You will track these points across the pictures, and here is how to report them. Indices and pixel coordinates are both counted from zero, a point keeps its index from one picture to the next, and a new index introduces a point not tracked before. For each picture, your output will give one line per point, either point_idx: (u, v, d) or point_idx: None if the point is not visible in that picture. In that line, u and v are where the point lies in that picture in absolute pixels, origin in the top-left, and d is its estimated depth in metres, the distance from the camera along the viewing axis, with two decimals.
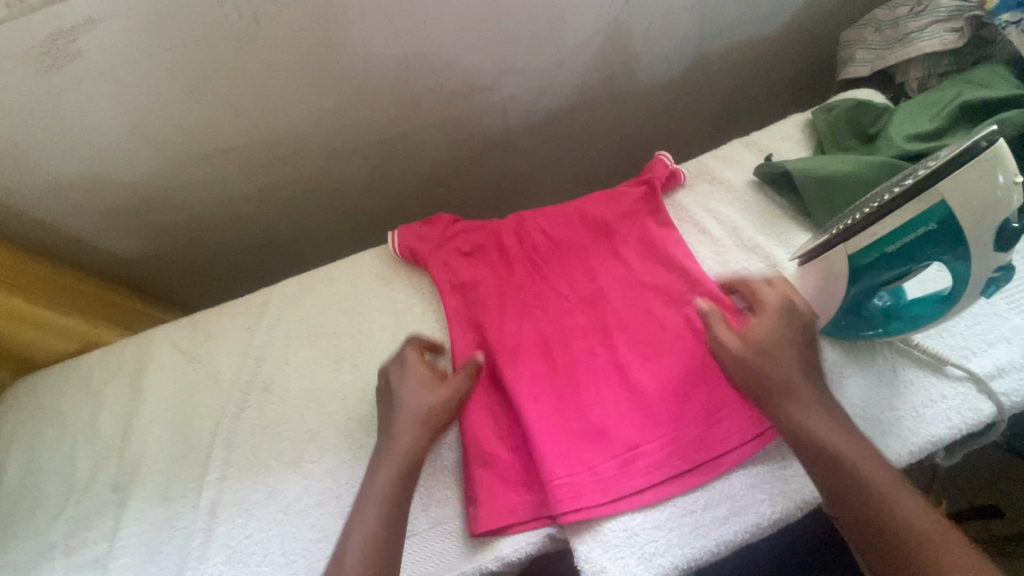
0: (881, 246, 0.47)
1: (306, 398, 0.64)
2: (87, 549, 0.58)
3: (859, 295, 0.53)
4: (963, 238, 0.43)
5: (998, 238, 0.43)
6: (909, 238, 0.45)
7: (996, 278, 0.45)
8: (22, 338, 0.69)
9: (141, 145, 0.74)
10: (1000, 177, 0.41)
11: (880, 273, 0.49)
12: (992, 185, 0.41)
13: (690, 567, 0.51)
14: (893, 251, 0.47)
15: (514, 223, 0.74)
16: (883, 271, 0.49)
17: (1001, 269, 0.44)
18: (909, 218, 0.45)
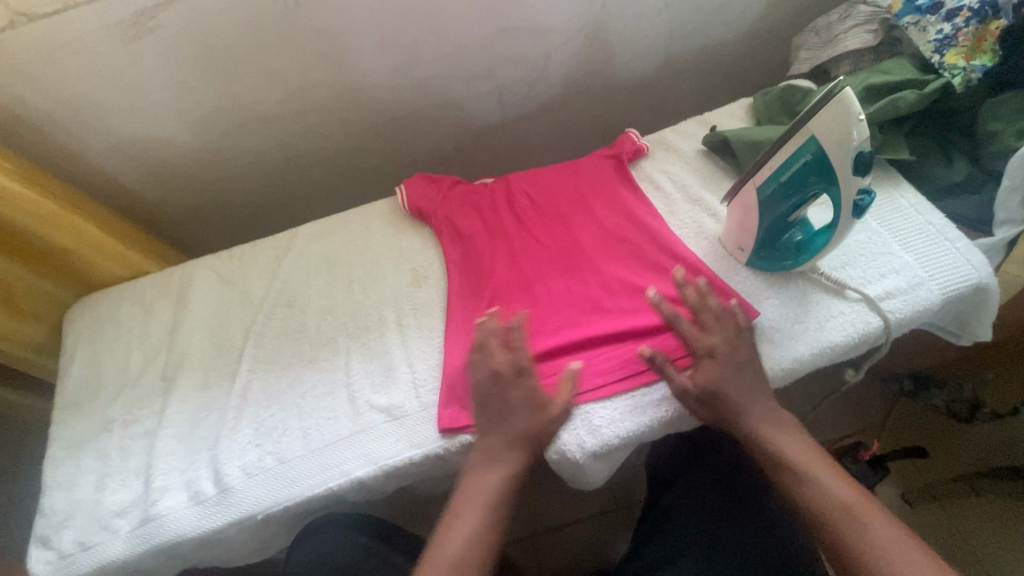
0: (778, 175, 0.62)
1: (322, 312, 0.77)
2: (140, 422, 0.71)
3: (774, 226, 0.68)
4: (831, 165, 0.58)
5: (856, 164, 0.57)
6: (796, 168, 0.60)
7: (863, 198, 0.59)
8: (85, 258, 0.83)
9: (192, 110, 0.89)
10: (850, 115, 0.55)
11: (784, 202, 0.65)
12: (845, 123, 0.55)
13: (628, 439, 0.64)
14: (785, 178, 0.62)
15: (504, 181, 0.87)
16: (785, 201, 0.64)
17: (864, 191, 0.59)
18: (795, 150, 0.60)
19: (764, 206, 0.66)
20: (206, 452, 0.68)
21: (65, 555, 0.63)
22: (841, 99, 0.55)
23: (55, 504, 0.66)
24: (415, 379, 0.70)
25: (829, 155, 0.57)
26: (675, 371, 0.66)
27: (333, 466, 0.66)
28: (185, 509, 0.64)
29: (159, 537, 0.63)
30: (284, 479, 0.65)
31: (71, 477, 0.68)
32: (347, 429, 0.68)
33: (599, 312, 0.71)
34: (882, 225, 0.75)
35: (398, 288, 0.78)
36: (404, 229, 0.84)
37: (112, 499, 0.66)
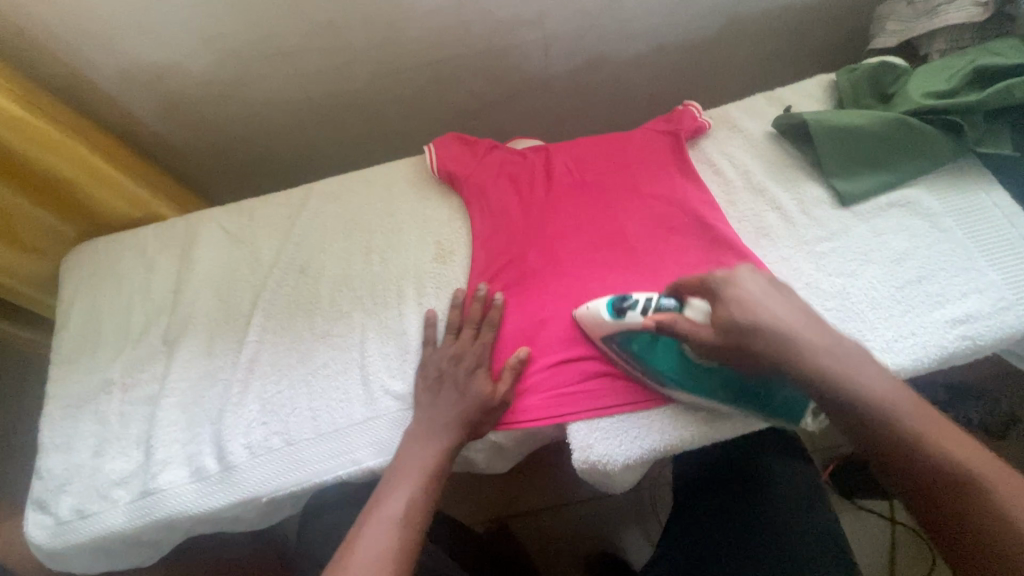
0: (642, 353, 0.59)
1: (337, 282, 0.71)
2: (141, 387, 0.67)
3: (683, 380, 0.58)
4: (633, 329, 0.58)
5: (620, 314, 0.58)
6: (659, 378, 0.58)
7: (663, 304, 0.57)
8: (86, 192, 0.78)
9: (207, 38, 0.81)
10: (615, 314, 0.58)
11: (699, 375, 0.58)
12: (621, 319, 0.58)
13: (665, 452, 0.59)
14: (638, 350, 0.59)
15: (543, 152, 0.78)
16: (663, 357, 0.58)
17: (648, 297, 0.58)
18: (646, 364, 0.59)
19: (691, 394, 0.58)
20: (210, 425, 0.64)
21: (62, 522, 0.60)
22: (591, 324, 0.61)
23: (52, 467, 0.63)
24: (398, 374, 0.65)
25: (620, 324, 0.58)
26: None
27: (341, 452, 0.61)
28: (186, 485, 0.61)
29: (160, 511, 0.60)
30: (292, 462, 0.61)
31: (69, 439, 0.65)
32: (360, 414, 0.63)
33: None
34: (968, 236, 0.67)
35: (422, 264, 0.72)
36: (431, 197, 0.77)
37: (111, 467, 0.62)
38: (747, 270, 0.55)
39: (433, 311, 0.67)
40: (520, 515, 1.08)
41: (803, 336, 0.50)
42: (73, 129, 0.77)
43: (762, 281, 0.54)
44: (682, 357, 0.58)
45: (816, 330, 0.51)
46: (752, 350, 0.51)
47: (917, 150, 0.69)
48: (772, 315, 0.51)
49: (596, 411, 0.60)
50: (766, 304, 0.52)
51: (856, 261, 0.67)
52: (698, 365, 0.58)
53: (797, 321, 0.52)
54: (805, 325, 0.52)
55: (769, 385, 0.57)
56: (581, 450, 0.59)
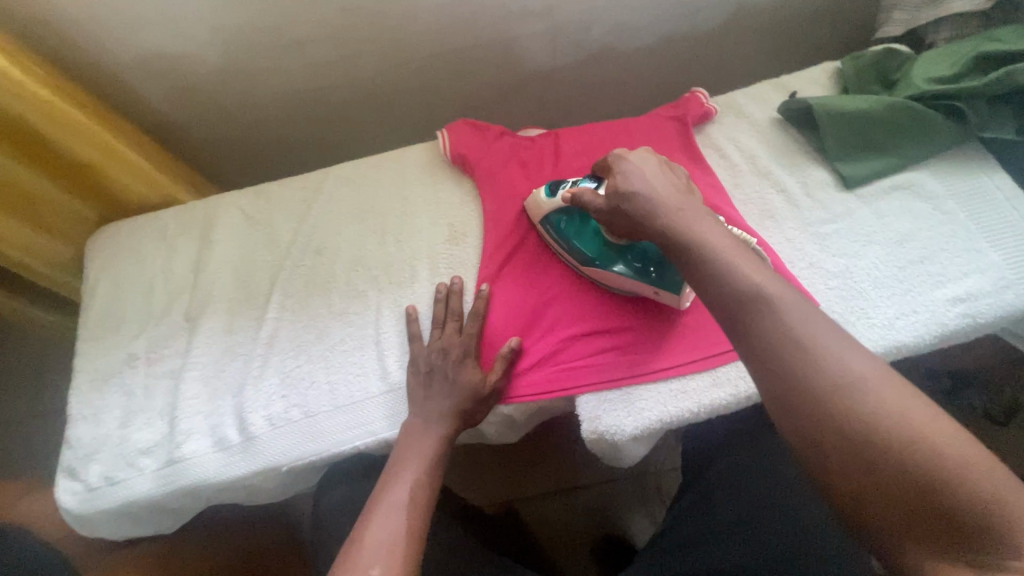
0: (569, 230, 0.66)
1: (352, 263, 0.73)
2: (163, 362, 0.70)
3: (600, 256, 0.64)
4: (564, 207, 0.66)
5: (552, 189, 0.67)
6: (574, 245, 0.66)
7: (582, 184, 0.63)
8: (109, 177, 0.81)
9: (224, 27, 0.83)
10: (547, 193, 0.67)
11: (606, 248, 0.64)
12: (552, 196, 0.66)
13: (672, 423, 0.61)
14: (565, 227, 0.66)
15: (552, 137, 0.80)
16: (584, 235, 0.65)
17: (574, 182, 0.65)
18: (569, 239, 0.66)
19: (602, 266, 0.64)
20: (232, 398, 0.67)
21: (90, 488, 0.63)
22: (532, 204, 0.69)
23: (80, 438, 0.66)
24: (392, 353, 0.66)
25: (552, 202, 0.66)
26: (728, 358, 0.62)
27: (359, 424, 0.64)
28: (210, 455, 0.63)
29: (185, 479, 0.62)
30: (310, 433, 0.64)
31: (96, 411, 0.67)
32: (376, 388, 0.65)
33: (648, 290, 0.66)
34: (970, 218, 0.68)
35: (434, 245, 0.74)
36: (443, 181, 0.79)
37: (137, 437, 0.65)
38: (642, 153, 0.60)
39: (414, 307, 0.68)
40: (529, 499, 1.10)
41: (666, 199, 0.54)
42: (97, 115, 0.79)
43: (656, 164, 0.59)
44: (600, 238, 0.64)
45: (681, 200, 0.54)
46: (633, 209, 0.55)
47: (921, 133, 0.70)
48: (687, 213, 0.52)
49: (603, 384, 0.62)
50: (647, 178, 0.56)
51: (859, 243, 0.69)
52: (610, 245, 0.64)
53: (669, 196, 0.55)
54: (681, 194, 0.55)
55: (666, 267, 0.62)
56: (589, 421, 0.62)
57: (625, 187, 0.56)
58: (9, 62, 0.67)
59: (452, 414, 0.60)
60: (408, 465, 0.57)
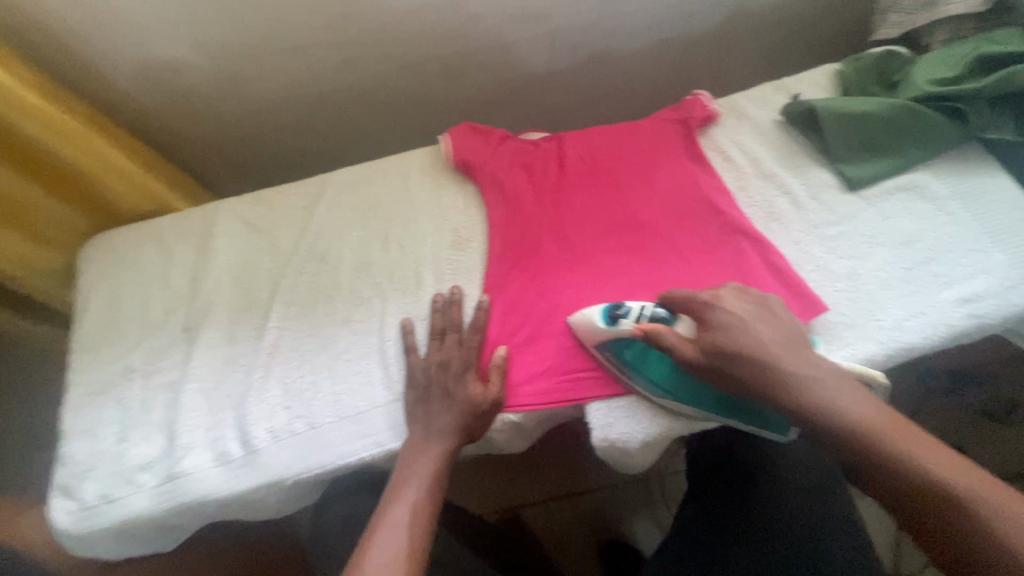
0: (636, 362, 0.60)
1: (355, 270, 0.72)
2: (162, 374, 0.68)
3: (673, 390, 0.59)
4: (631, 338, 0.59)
5: (612, 322, 0.60)
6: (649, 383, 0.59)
7: (658, 316, 0.58)
8: (103, 184, 0.79)
9: (221, 32, 0.82)
10: (610, 321, 0.59)
11: (685, 391, 0.59)
12: (619, 327, 0.59)
13: (682, 428, 0.60)
14: (631, 357, 0.60)
15: (556, 141, 0.79)
16: (657, 369, 0.59)
17: (641, 308, 0.59)
18: (640, 372, 0.60)
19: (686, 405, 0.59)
20: (233, 411, 0.65)
21: (88, 507, 0.61)
22: (587, 334, 0.61)
23: (76, 455, 0.64)
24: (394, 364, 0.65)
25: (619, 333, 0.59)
26: None
27: (365, 435, 0.62)
28: (211, 469, 0.61)
29: (186, 495, 0.60)
30: (315, 446, 0.62)
31: (91, 427, 0.65)
32: (381, 397, 0.63)
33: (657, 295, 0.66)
34: (973, 218, 0.69)
35: (438, 251, 0.73)
36: (446, 186, 0.78)
37: (135, 453, 0.63)
38: (726, 291, 0.58)
39: (408, 319, 0.66)
40: (532, 504, 1.09)
41: (779, 361, 0.53)
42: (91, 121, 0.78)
43: (745, 301, 0.57)
44: (676, 373, 0.59)
45: (798, 361, 0.53)
46: (734, 370, 0.54)
47: (924, 134, 0.71)
48: (789, 368, 0.52)
49: (612, 391, 0.61)
50: (746, 328, 0.55)
51: (865, 244, 0.69)
52: (692, 380, 0.59)
53: (774, 347, 0.54)
54: (787, 346, 0.54)
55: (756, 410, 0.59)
56: (600, 429, 0.61)
57: (722, 341, 0.54)
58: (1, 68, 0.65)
59: (461, 427, 0.58)
60: (409, 483, 0.56)
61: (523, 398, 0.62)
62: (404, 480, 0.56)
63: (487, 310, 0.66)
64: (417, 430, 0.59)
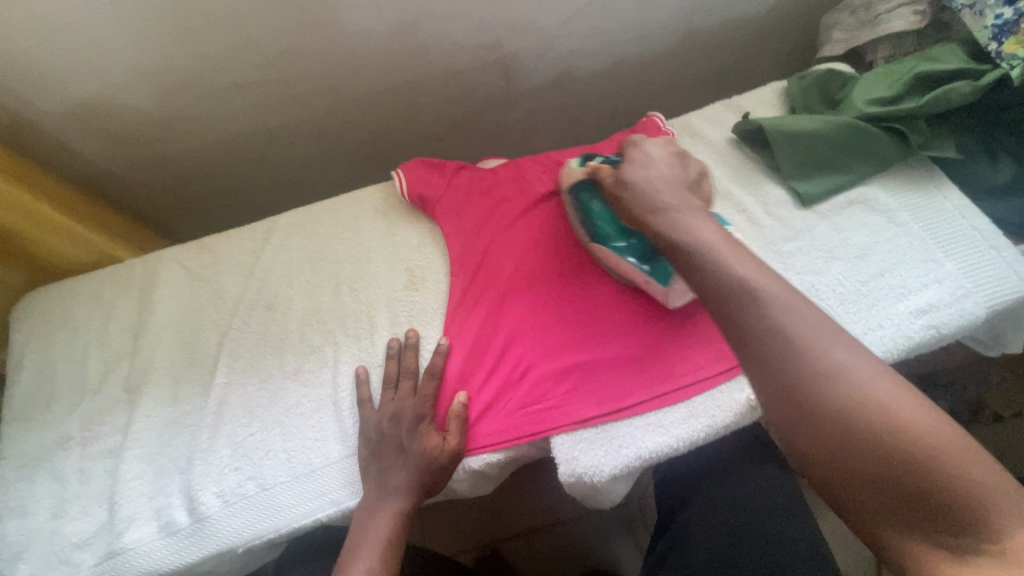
0: (586, 208, 0.67)
1: (306, 316, 0.69)
2: (101, 440, 0.64)
3: (607, 235, 0.65)
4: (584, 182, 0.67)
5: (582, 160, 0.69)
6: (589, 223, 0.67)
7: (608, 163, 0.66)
8: (37, 241, 0.75)
9: (155, 71, 0.79)
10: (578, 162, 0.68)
11: (614, 240, 0.65)
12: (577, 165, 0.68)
13: (650, 459, 0.59)
14: (586, 195, 0.67)
15: (513, 168, 0.78)
16: (598, 213, 0.66)
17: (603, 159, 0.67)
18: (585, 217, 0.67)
19: (602, 249, 0.66)
20: (179, 476, 0.61)
21: None
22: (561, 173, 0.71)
23: (7, 535, 0.59)
24: (351, 414, 0.62)
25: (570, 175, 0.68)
26: (703, 387, 0.61)
27: (319, 494, 0.59)
28: (156, 541, 0.58)
29: (129, 572, 0.57)
30: (266, 509, 0.59)
31: (24, 503, 0.61)
32: (337, 452, 0.61)
33: (621, 325, 0.64)
34: (924, 228, 0.69)
35: (393, 291, 0.70)
36: (399, 221, 0.76)
37: (72, 529, 0.59)
38: (654, 142, 0.63)
39: (363, 368, 0.64)
40: (512, 537, 1.06)
41: (661, 194, 0.56)
42: (21, 177, 0.74)
43: (668, 152, 0.62)
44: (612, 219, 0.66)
45: (677, 197, 0.56)
46: (628, 195, 0.58)
47: (870, 151, 0.71)
48: (678, 202, 0.55)
49: (579, 428, 0.60)
50: (653, 166, 0.60)
51: (822, 258, 0.69)
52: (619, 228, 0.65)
53: (665, 184, 0.58)
54: (678, 188, 0.57)
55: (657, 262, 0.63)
56: (566, 464, 0.59)
57: (637, 171, 0.59)
58: None
59: (415, 482, 0.56)
60: (365, 548, 0.53)
61: (487, 442, 0.60)
62: (360, 544, 0.53)
63: (447, 353, 0.64)
64: (372, 489, 0.57)
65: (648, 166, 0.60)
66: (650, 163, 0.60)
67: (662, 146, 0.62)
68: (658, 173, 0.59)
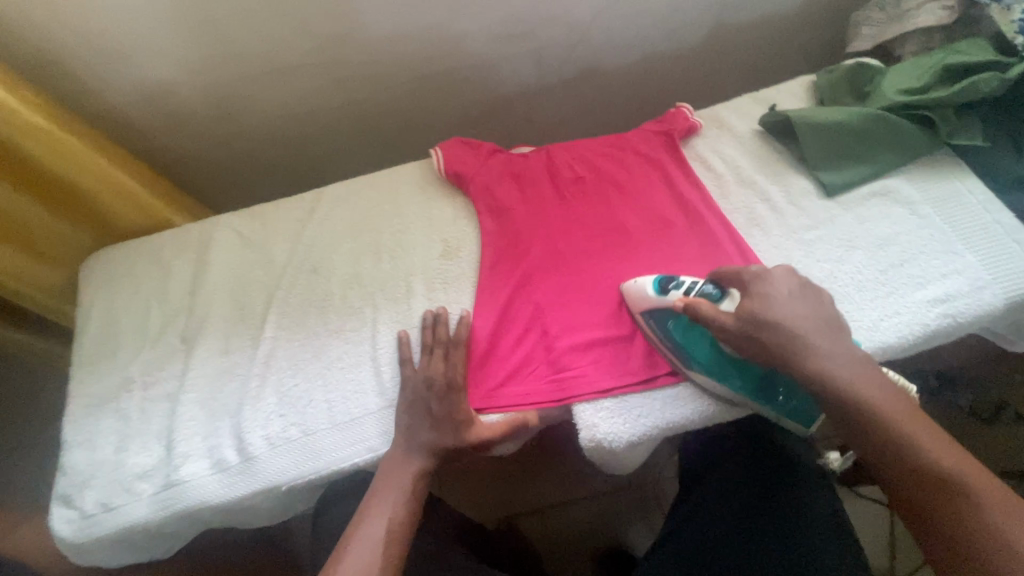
0: (678, 334, 0.62)
1: (348, 281, 0.74)
2: (160, 384, 0.69)
3: (712, 373, 0.61)
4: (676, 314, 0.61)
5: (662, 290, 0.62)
6: (688, 358, 0.61)
7: (704, 292, 0.59)
8: (102, 203, 0.82)
9: (215, 53, 0.85)
10: (665, 295, 0.61)
11: (724, 379, 0.61)
12: (668, 300, 0.61)
13: (666, 429, 0.62)
14: (673, 330, 0.62)
15: (545, 152, 0.82)
16: (696, 345, 0.61)
17: (690, 288, 0.60)
18: (683, 350, 0.61)
19: (713, 385, 0.61)
20: (230, 418, 0.66)
21: (87, 515, 0.62)
22: (637, 295, 0.64)
23: (76, 464, 0.65)
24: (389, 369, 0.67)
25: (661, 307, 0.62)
26: None
27: (358, 440, 0.64)
28: (208, 476, 0.63)
29: (183, 502, 0.62)
30: (309, 451, 0.63)
31: (91, 437, 0.67)
32: (374, 403, 0.65)
33: None
34: (946, 222, 0.71)
35: (429, 261, 0.75)
36: (435, 198, 0.80)
37: (133, 461, 0.65)
38: (780, 270, 0.57)
39: (406, 331, 0.67)
40: (527, 513, 1.10)
41: (810, 338, 0.53)
42: (93, 142, 0.81)
43: (796, 283, 0.57)
44: (715, 349, 0.61)
45: (826, 341, 0.54)
46: (763, 337, 0.54)
47: (894, 141, 0.73)
48: (830, 353, 0.53)
49: (600, 395, 0.63)
50: (783, 302, 0.55)
51: (842, 247, 0.71)
52: (727, 360, 0.60)
53: (811, 326, 0.54)
54: (818, 329, 0.54)
55: (794, 396, 0.60)
56: (587, 430, 0.62)
57: (763, 310, 0.54)
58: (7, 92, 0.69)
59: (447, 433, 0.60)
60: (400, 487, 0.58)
61: (512, 402, 0.64)
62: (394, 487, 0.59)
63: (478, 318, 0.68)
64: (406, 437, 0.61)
65: (767, 314, 0.54)
66: (773, 302, 0.55)
67: (784, 271, 0.57)
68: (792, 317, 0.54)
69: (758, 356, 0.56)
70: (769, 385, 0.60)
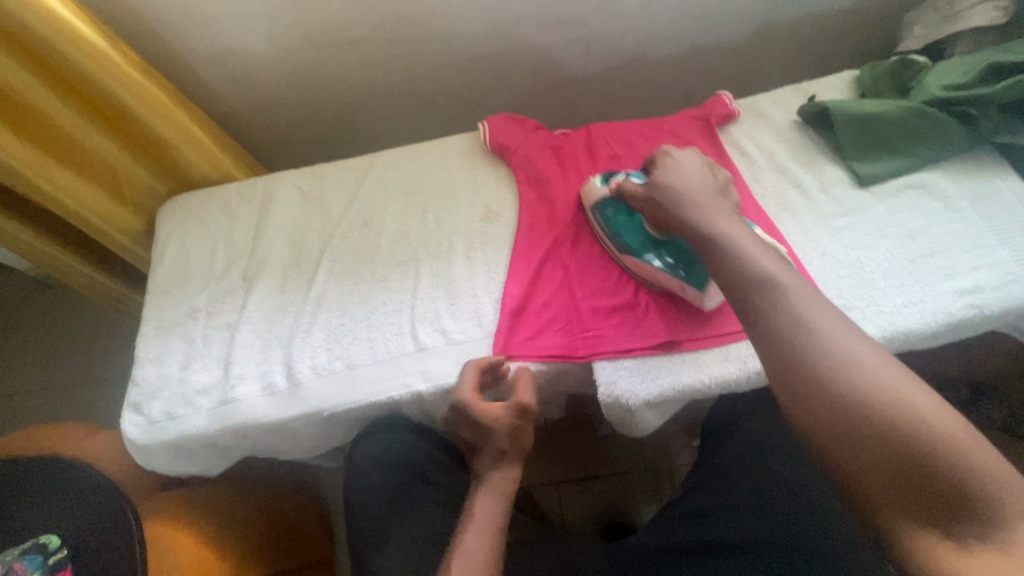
0: (614, 219, 0.72)
1: (394, 237, 0.80)
2: (222, 315, 0.77)
3: (633, 249, 0.69)
4: (612, 201, 0.72)
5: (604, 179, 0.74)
6: (617, 235, 0.71)
7: (632, 176, 0.71)
8: (184, 156, 0.91)
9: (286, 25, 0.92)
10: (603, 184, 0.74)
11: (643, 255, 0.69)
12: (604, 185, 0.73)
13: (683, 391, 0.65)
14: (611, 216, 0.72)
15: (586, 131, 0.86)
16: (625, 227, 0.71)
17: (626, 176, 0.72)
18: (615, 231, 0.71)
19: (632, 259, 0.69)
20: (281, 349, 0.73)
21: (153, 421, 0.70)
22: (585, 191, 0.76)
23: (146, 376, 0.74)
24: (427, 315, 0.73)
25: (602, 193, 0.73)
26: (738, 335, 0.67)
27: (394, 377, 0.69)
28: (259, 397, 0.70)
29: (236, 418, 0.69)
30: (350, 383, 0.69)
31: (161, 355, 0.75)
32: (411, 346, 0.71)
33: None
34: (981, 218, 0.72)
35: (470, 223, 0.80)
36: (480, 166, 0.85)
37: (195, 378, 0.72)
38: (686, 153, 0.67)
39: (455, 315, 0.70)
40: (542, 486, 1.14)
41: (697, 197, 0.61)
42: (183, 102, 0.90)
43: (697, 162, 0.66)
44: (642, 230, 0.70)
45: (711, 200, 0.60)
46: (658, 195, 0.63)
47: (933, 135, 0.74)
48: (712, 211, 0.58)
49: (619, 355, 0.67)
50: (683, 172, 0.64)
51: (871, 236, 0.73)
52: (649, 240, 0.69)
53: (699, 190, 0.62)
54: (708, 191, 0.62)
55: (695, 267, 0.67)
56: (606, 386, 0.66)
57: (663, 179, 0.64)
58: (118, 51, 0.78)
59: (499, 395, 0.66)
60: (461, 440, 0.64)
61: (536, 355, 0.68)
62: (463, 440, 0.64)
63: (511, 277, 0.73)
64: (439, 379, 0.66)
65: (664, 174, 0.64)
66: (673, 172, 0.64)
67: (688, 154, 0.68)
68: (683, 180, 0.63)
69: (659, 220, 0.64)
70: (682, 262, 0.67)
